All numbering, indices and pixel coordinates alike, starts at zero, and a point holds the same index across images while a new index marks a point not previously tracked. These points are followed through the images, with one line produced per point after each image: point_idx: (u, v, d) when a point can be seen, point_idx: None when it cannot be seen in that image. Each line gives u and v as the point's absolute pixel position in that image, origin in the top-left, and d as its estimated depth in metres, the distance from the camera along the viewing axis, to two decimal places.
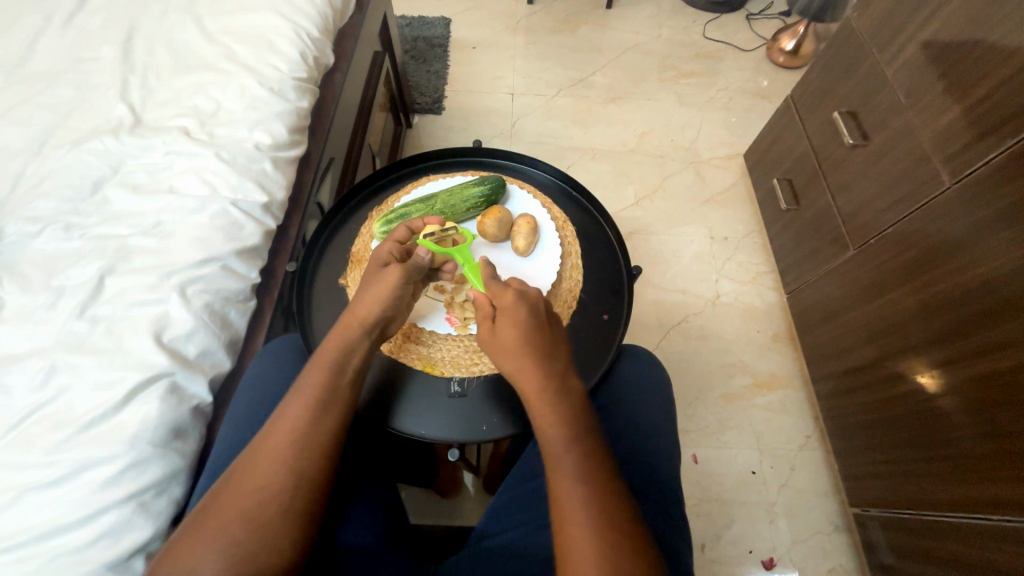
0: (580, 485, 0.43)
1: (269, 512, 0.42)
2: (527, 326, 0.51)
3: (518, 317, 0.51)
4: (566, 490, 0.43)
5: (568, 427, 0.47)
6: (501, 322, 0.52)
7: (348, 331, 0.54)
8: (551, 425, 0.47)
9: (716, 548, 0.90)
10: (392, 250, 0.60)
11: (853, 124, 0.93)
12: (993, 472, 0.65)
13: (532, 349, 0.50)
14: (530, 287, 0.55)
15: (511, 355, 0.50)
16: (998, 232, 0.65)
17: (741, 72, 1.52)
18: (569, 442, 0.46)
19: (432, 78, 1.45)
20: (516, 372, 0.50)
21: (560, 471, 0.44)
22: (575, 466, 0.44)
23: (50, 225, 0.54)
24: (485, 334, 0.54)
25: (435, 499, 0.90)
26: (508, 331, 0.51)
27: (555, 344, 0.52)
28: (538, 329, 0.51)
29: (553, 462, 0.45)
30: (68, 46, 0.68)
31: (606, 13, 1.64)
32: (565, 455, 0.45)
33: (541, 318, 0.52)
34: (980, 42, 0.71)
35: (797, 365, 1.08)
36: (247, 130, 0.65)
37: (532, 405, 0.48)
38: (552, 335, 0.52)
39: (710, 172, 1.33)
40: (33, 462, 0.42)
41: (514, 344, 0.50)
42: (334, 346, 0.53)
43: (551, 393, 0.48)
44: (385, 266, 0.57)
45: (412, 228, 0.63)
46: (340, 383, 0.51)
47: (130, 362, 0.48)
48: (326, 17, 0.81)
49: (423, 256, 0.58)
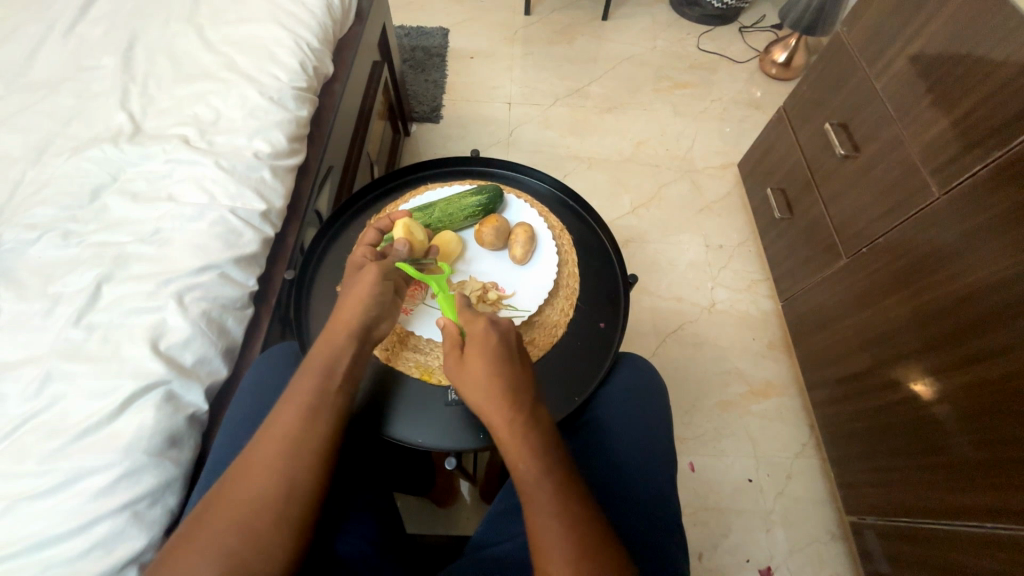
0: (555, 519, 0.43)
1: (264, 519, 0.42)
2: (497, 357, 0.51)
3: (488, 348, 0.51)
4: (540, 525, 0.43)
5: (542, 458, 0.46)
6: (470, 351, 0.52)
7: (335, 337, 0.54)
8: (522, 459, 0.46)
9: (714, 557, 0.90)
10: (366, 252, 0.60)
11: (845, 135, 0.94)
12: (986, 481, 0.65)
13: (501, 380, 0.49)
14: (501, 317, 0.55)
15: (479, 386, 0.50)
16: (989, 241, 0.66)
17: (735, 82, 1.55)
18: (544, 473, 0.45)
19: (430, 87, 1.46)
20: (483, 404, 0.49)
21: (535, 505, 0.44)
22: (550, 499, 0.44)
23: (48, 233, 0.54)
24: (452, 363, 0.53)
25: (431, 508, 0.90)
26: (476, 359, 0.51)
27: (525, 375, 0.51)
28: (508, 360, 0.51)
29: (527, 497, 0.45)
30: (69, 54, 0.69)
31: (602, 25, 1.66)
32: (539, 488, 0.44)
33: (512, 347, 0.53)
34: (966, 57, 0.72)
35: (792, 372, 1.08)
36: (246, 139, 0.66)
37: (503, 438, 0.48)
38: (521, 366, 0.52)
39: (705, 181, 1.34)
40: (25, 471, 0.42)
41: (483, 374, 0.50)
42: (324, 349, 0.53)
43: (523, 426, 0.47)
44: (361, 269, 0.58)
45: (381, 229, 0.64)
46: (330, 389, 0.51)
47: (127, 370, 0.48)
48: (326, 28, 0.82)
49: (402, 248, 0.61)
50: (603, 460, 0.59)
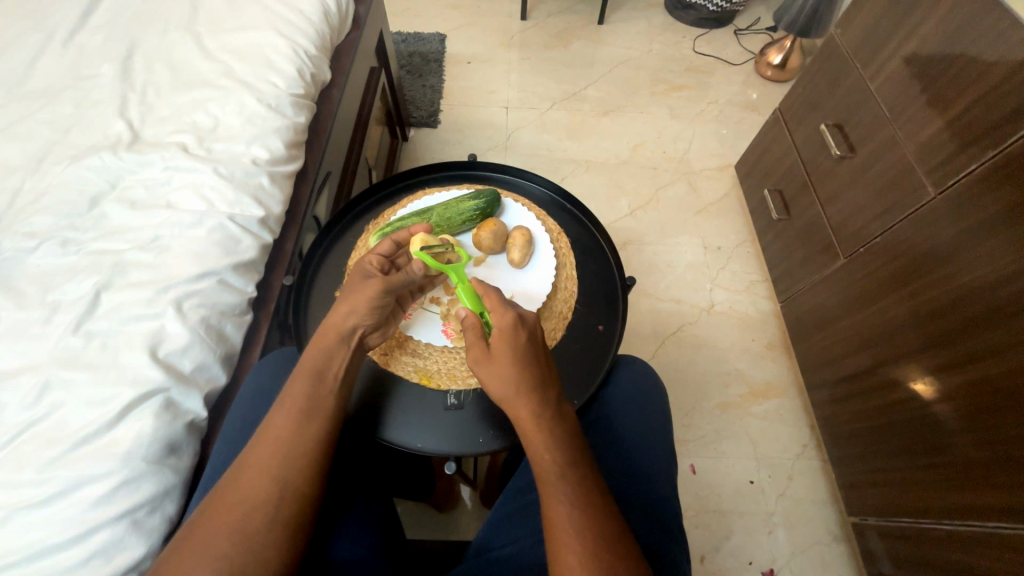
0: (575, 513, 0.43)
1: (256, 522, 0.42)
2: (524, 349, 0.50)
3: (515, 339, 0.50)
4: (560, 520, 0.43)
5: (564, 452, 0.46)
6: (497, 344, 0.50)
7: (327, 341, 0.54)
8: (546, 453, 0.46)
9: (715, 560, 0.90)
10: (376, 262, 0.59)
11: (840, 136, 0.95)
12: (987, 479, 0.65)
13: (527, 372, 0.49)
14: (525, 310, 0.54)
15: (502, 377, 0.49)
16: (985, 239, 0.66)
17: (731, 85, 1.55)
18: (566, 469, 0.45)
19: (428, 92, 1.46)
20: (506, 396, 0.49)
21: (556, 500, 0.44)
22: (571, 495, 0.44)
23: (47, 241, 0.54)
24: (474, 354, 0.51)
25: (431, 513, 0.89)
26: (504, 353, 0.49)
27: (549, 369, 0.51)
28: (534, 353, 0.50)
29: (548, 489, 0.45)
30: (68, 63, 0.69)
31: (598, 29, 1.67)
32: (561, 482, 0.45)
33: (537, 340, 0.52)
34: (960, 57, 0.73)
35: (792, 373, 1.08)
36: (245, 146, 0.66)
37: (527, 430, 0.47)
38: (545, 359, 0.51)
39: (702, 183, 1.35)
40: (23, 480, 0.42)
41: (508, 366, 0.49)
42: (314, 355, 0.53)
43: (546, 419, 0.47)
44: (368, 279, 0.57)
45: (397, 240, 0.61)
46: (321, 392, 0.51)
47: (125, 378, 0.48)
48: (323, 35, 0.82)
49: (416, 270, 0.58)
50: (603, 464, 0.59)
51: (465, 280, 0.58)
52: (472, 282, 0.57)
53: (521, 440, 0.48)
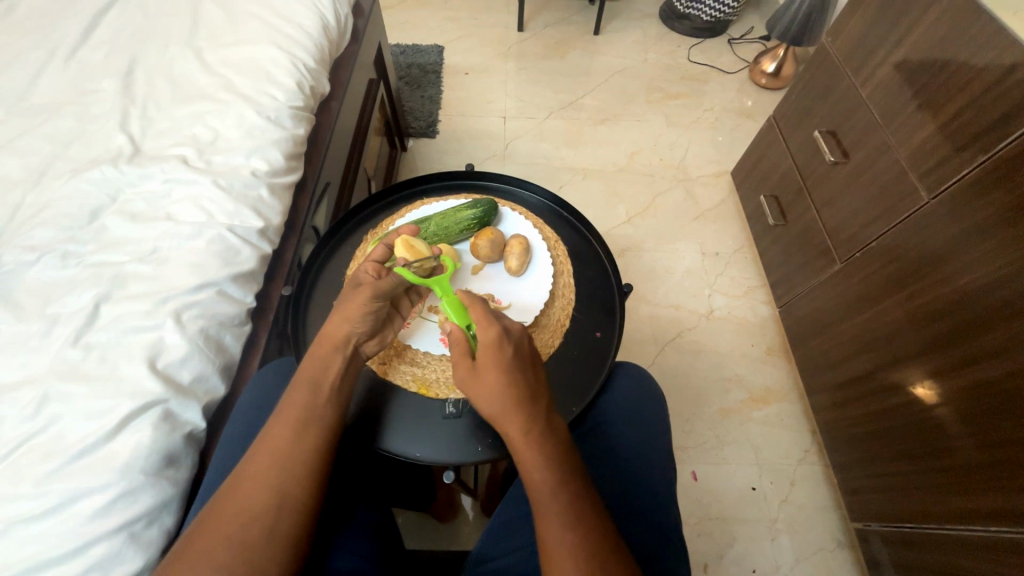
0: (568, 529, 0.43)
1: (255, 535, 0.42)
2: (511, 364, 0.50)
3: (501, 356, 0.50)
4: (552, 536, 0.43)
5: (555, 467, 0.46)
6: (484, 360, 0.50)
7: (327, 351, 0.54)
8: (536, 468, 0.46)
9: (718, 568, 0.89)
10: (371, 269, 0.59)
11: (833, 142, 0.96)
12: (990, 482, 0.65)
13: (515, 389, 0.48)
14: (514, 323, 0.54)
15: (491, 395, 0.49)
16: (978, 244, 0.67)
17: (726, 92, 1.57)
18: (559, 487, 0.45)
19: (426, 103, 1.48)
20: (497, 414, 0.48)
21: (549, 519, 0.44)
22: (563, 510, 0.44)
23: (47, 254, 0.54)
24: (462, 373, 0.51)
25: (432, 524, 0.89)
26: (491, 370, 0.49)
27: (538, 383, 0.51)
28: (521, 368, 0.50)
29: (540, 506, 0.45)
30: (70, 79, 0.70)
31: (595, 39, 1.69)
32: (553, 498, 0.44)
33: (525, 355, 0.52)
34: (948, 64, 0.74)
35: (792, 378, 1.08)
36: (245, 157, 0.67)
37: (517, 446, 0.47)
38: (535, 373, 0.51)
39: (699, 189, 1.36)
40: (21, 493, 0.42)
41: (496, 383, 0.48)
42: (312, 365, 0.53)
43: (536, 435, 0.47)
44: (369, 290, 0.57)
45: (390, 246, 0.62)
46: (320, 403, 0.51)
47: (124, 390, 0.48)
48: (322, 48, 0.83)
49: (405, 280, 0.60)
50: (601, 471, 0.59)
51: (449, 292, 0.57)
52: (457, 293, 0.57)
53: (512, 456, 0.48)
